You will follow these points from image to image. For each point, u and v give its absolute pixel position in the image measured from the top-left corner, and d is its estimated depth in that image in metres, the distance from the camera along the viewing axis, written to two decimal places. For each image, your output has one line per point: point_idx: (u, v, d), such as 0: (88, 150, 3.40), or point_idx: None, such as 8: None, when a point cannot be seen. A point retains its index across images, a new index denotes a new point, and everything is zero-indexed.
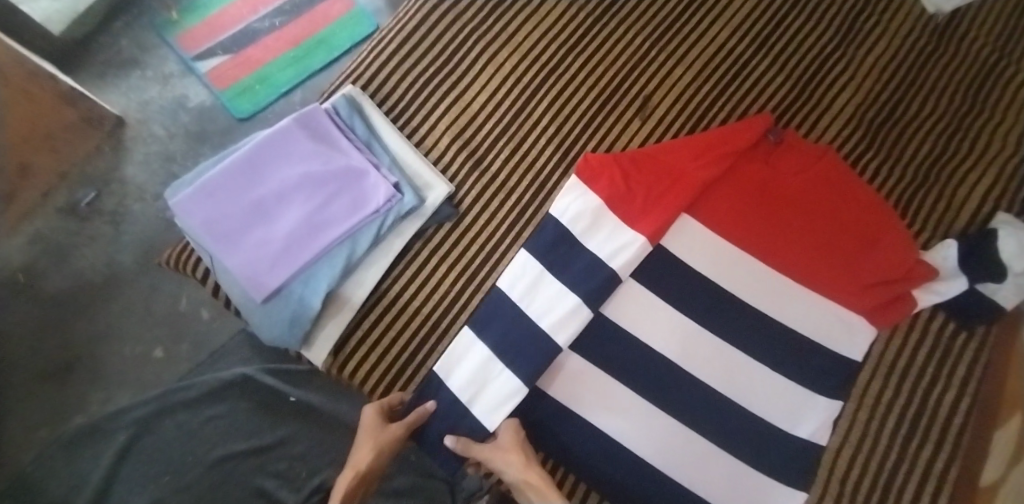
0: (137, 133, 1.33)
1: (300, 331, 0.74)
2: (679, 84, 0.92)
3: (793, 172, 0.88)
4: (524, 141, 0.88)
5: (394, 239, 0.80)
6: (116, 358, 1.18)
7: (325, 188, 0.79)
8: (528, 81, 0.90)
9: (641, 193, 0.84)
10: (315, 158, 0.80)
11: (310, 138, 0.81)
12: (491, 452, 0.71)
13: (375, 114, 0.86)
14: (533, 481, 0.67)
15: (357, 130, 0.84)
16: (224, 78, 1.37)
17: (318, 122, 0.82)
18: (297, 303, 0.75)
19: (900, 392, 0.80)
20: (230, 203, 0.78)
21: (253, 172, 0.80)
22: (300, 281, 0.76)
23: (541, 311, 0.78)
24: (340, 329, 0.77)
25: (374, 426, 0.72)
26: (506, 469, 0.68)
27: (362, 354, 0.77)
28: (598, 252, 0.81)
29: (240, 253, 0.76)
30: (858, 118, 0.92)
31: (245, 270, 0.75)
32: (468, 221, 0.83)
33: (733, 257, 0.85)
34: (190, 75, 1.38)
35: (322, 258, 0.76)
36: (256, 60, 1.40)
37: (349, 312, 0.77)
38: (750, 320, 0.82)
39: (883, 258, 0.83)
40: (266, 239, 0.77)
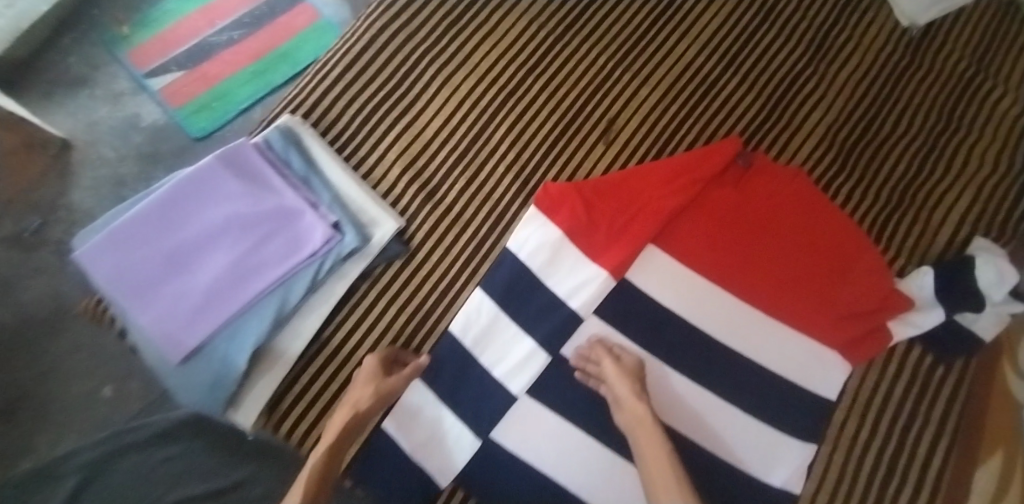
0: (85, 156, 1.14)
1: (224, 396, 0.65)
2: (644, 106, 0.87)
3: (765, 198, 0.83)
4: (481, 171, 0.82)
5: (333, 285, 0.71)
6: (63, 405, 0.98)
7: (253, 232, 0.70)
8: (485, 106, 0.85)
9: (604, 224, 0.79)
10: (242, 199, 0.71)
11: (237, 176, 0.72)
12: (615, 368, 0.69)
13: (314, 143, 0.77)
14: (640, 408, 0.66)
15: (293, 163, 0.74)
16: (178, 96, 1.18)
17: (246, 157, 0.73)
18: (220, 365, 0.66)
19: (876, 432, 0.77)
20: (145, 251, 0.69)
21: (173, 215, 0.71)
22: (224, 337, 0.67)
23: (496, 357, 0.74)
24: (274, 385, 0.70)
25: (373, 373, 0.68)
26: (619, 389, 0.68)
27: (302, 409, 0.70)
28: (558, 289, 0.77)
29: (155, 308, 0.67)
30: (831, 138, 0.88)
31: (159, 327, 0.66)
32: (421, 256, 0.77)
33: (703, 291, 0.80)
34: (140, 93, 1.19)
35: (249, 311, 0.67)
36: (209, 74, 1.20)
37: (283, 367, 0.70)
38: (721, 357, 0.78)
39: (856, 291, 0.80)
40: (184, 291, 0.68)
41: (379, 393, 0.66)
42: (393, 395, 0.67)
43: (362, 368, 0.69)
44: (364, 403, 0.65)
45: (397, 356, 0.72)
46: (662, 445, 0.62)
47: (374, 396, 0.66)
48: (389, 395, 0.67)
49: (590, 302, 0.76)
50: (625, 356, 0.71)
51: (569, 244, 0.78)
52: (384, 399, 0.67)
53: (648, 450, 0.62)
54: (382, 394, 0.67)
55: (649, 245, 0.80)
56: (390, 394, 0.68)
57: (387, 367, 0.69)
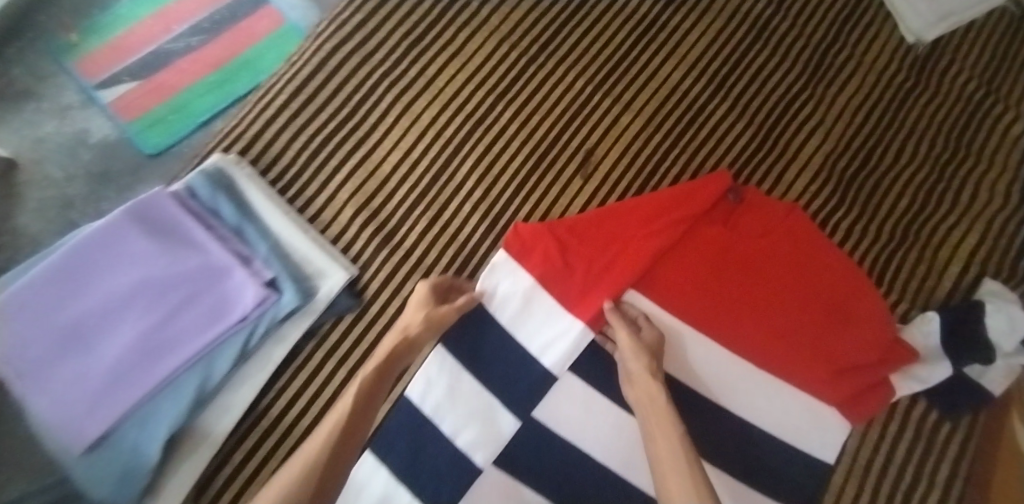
0: (27, 178, 0.88)
1: (137, 489, 0.55)
2: (627, 135, 0.79)
3: (758, 235, 0.75)
4: (444, 209, 0.73)
5: (270, 350, 0.63)
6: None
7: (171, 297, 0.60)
8: (450, 135, 0.75)
9: (581, 269, 0.71)
10: (159, 258, 0.61)
11: (153, 232, 0.62)
12: (628, 341, 0.65)
13: (252, 188, 0.68)
14: (652, 384, 0.63)
15: (224, 213, 0.66)
16: (127, 111, 0.91)
17: (163, 211, 0.64)
18: (128, 453, 0.56)
19: (876, 499, 0.71)
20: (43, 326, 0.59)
21: (75, 281, 0.60)
22: (135, 422, 0.56)
23: (459, 423, 0.67)
24: (197, 470, 0.59)
25: (423, 302, 0.66)
26: (633, 363, 0.65)
27: (236, 492, 0.61)
28: (529, 345, 0.69)
29: (53, 394, 0.57)
30: (829, 169, 0.80)
31: (59, 416, 0.56)
32: (373, 311, 0.68)
33: (688, 343, 0.72)
34: (89, 108, 0.91)
35: (166, 388, 0.57)
36: (164, 84, 0.93)
37: (209, 449, 0.60)
38: (707, 416, 0.71)
39: (856, 341, 0.72)
40: (88, 370, 0.57)
41: (427, 321, 0.63)
42: (445, 322, 0.64)
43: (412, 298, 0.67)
44: (413, 330, 0.63)
45: (453, 285, 0.69)
46: (674, 431, 0.59)
47: (424, 324, 0.64)
48: (440, 324, 0.64)
49: (564, 359, 0.68)
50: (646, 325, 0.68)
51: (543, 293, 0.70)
52: (436, 327, 0.64)
53: (659, 434, 0.59)
54: (434, 321, 0.65)
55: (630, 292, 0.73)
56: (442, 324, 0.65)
57: (440, 294, 0.67)
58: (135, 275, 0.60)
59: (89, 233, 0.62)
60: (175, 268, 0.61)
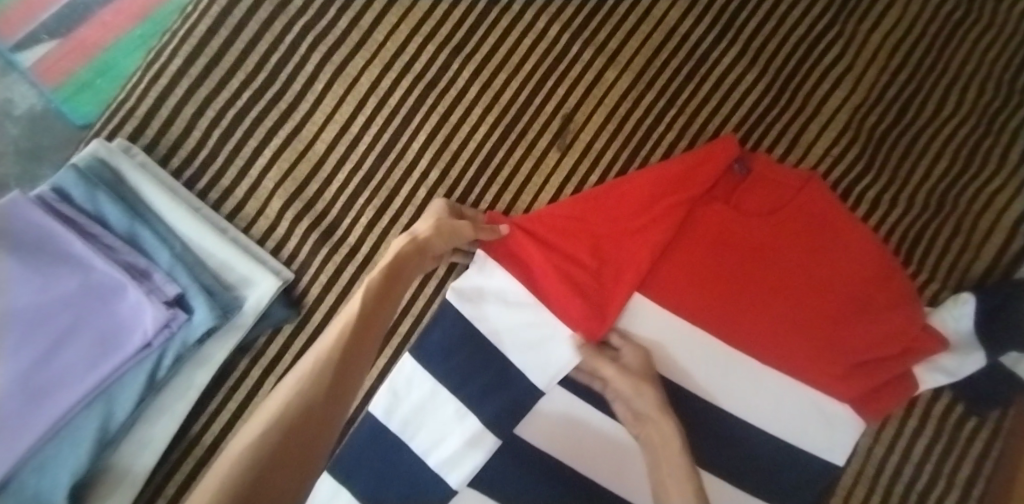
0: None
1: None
2: (613, 95, 0.66)
3: (765, 214, 0.65)
4: (395, 195, 0.62)
5: (190, 374, 0.53)
6: None
7: (46, 330, 0.46)
8: (397, 104, 0.63)
9: (573, 274, 0.61)
10: (27, 278, 0.46)
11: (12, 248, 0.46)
12: (619, 375, 0.58)
13: (144, 181, 0.54)
14: (663, 423, 0.56)
15: (109, 217, 0.51)
16: (50, 77, 0.69)
17: (22, 220, 0.47)
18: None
19: (889, 499, 0.65)
20: None
21: None
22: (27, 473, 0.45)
23: (430, 440, 0.60)
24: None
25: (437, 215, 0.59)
26: (636, 399, 0.57)
27: None
28: (510, 350, 0.61)
29: None
30: (853, 128, 0.68)
31: None
32: (317, 320, 0.60)
33: (685, 339, 0.64)
34: (9, 75, 0.69)
35: (60, 431, 0.46)
36: (84, 41, 0.70)
37: (130, 490, 0.50)
38: (707, 421, 0.64)
39: (877, 331, 0.63)
40: None
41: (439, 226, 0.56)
42: (462, 233, 0.57)
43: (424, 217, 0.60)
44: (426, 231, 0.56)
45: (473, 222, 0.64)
46: (690, 481, 0.53)
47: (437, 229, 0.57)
48: (454, 231, 0.57)
49: (552, 373, 0.60)
50: (624, 348, 0.61)
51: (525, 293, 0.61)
52: (450, 233, 0.57)
53: (673, 487, 0.53)
54: (446, 230, 0.57)
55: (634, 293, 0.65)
56: (457, 235, 0.58)
57: (456, 216, 0.61)
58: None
59: None
60: (48, 293, 0.46)
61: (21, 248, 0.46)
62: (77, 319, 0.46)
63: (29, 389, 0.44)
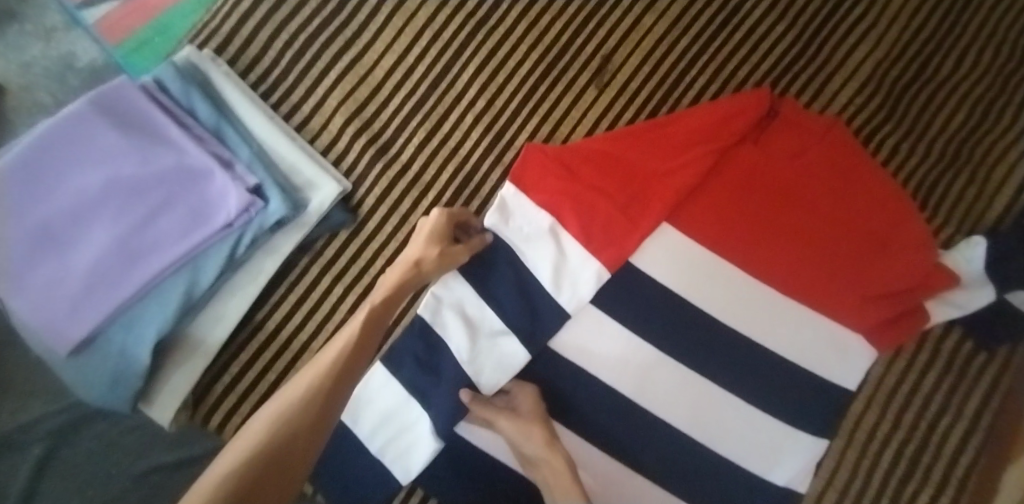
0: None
1: (129, 394, 0.52)
2: (649, 39, 0.71)
3: (788, 157, 0.68)
4: (445, 121, 0.69)
5: (261, 260, 0.59)
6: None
7: (147, 198, 0.52)
8: (450, 39, 0.69)
9: (601, 203, 0.67)
10: (127, 153, 0.52)
11: (120, 124, 0.53)
12: (508, 422, 0.62)
13: (230, 89, 0.62)
14: (555, 463, 0.59)
15: (199, 111, 0.57)
16: (112, 35, 0.75)
17: (130, 103, 0.54)
18: (119, 356, 0.52)
19: (899, 425, 0.68)
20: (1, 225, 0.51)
21: (33, 180, 0.51)
22: (121, 324, 0.52)
23: (462, 341, 0.66)
24: (190, 380, 0.58)
25: (438, 236, 0.61)
26: (525, 443, 0.61)
27: (232, 404, 0.61)
28: (542, 277, 0.67)
29: (27, 291, 0.50)
30: (876, 79, 0.72)
31: (34, 316, 0.50)
32: (371, 228, 0.65)
33: (708, 267, 0.68)
34: (73, 31, 0.75)
35: (150, 293, 0.52)
36: (144, 4, 0.76)
37: (203, 357, 0.59)
38: (726, 345, 0.67)
39: (892, 267, 0.66)
40: (59, 273, 0.51)
41: (445, 258, 0.59)
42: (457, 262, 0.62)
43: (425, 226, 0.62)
44: (429, 264, 0.59)
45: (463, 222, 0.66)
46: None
47: (440, 258, 0.60)
48: (452, 260, 0.61)
49: (580, 297, 0.66)
50: (516, 392, 0.65)
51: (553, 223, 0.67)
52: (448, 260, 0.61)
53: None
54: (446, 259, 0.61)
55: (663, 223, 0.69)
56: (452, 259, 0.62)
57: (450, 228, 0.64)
58: (102, 174, 0.52)
59: (41, 127, 0.52)
60: (149, 166, 0.52)
61: (125, 128, 0.53)
62: (172, 194, 0.52)
63: (128, 249, 0.51)
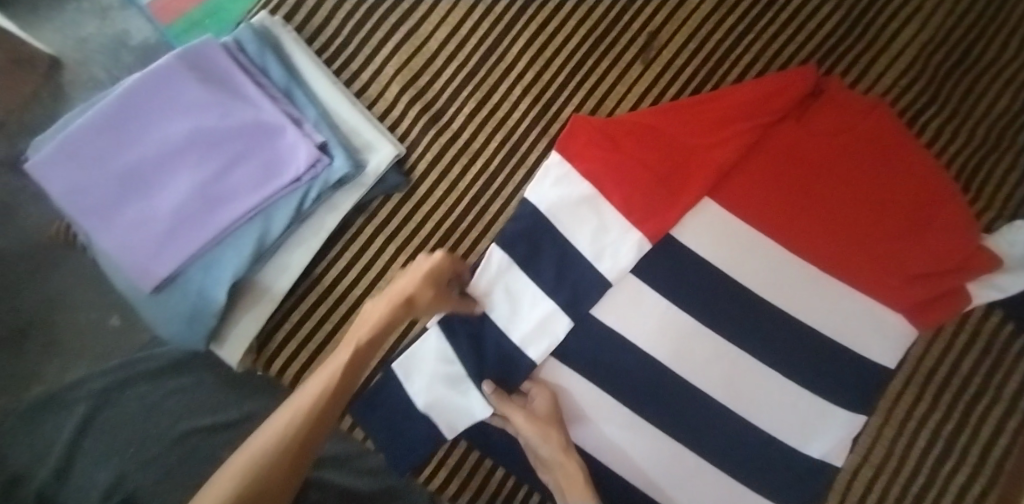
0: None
1: (202, 330, 0.58)
2: (696, 17, 0.72)
3: (833, 135, 0.69)
4: (495, 92, 0.71)
5: (322, 217, 0.64)
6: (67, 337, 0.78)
7: (227, 148, 0.57)
8: (501, 13, 0.71)
9: (644, 176, 0.68)
10: (210, 107, 0.57)
11: (204, 79, 0.58)
12: (526, 422, 0.64)
13: (296, 51, 0.65)
14: (568, 465, 0.62)
15: (271, 72, 0.62)
16: (165, 16, 0.79)
17: (213, 60, 0.58)
18: (196, 296, 0.58)
19: (937, 405, 0.68)
20: (96, 167, 0.56)
21: (125, 126, 0.57)
22: (200, 266, 0.58)
23: (511, 320, 0.68)
24: (258, 323, 0.64)
25: (435, 277, 0.58)
26: (542, 444, 0.63)
27: (292, 349, 0.67)
28: (583, 248, 0.68)
29: (119, 229, 0.56)
30: (920, 63, 0.73)
31: (126, 252, 0.56)
32: (422, 192, 0.69)
33: (750, 243, 0.69)
34: (128, 10, 0.80)
35: (226, 238, 0.57)
36: None
37: (270, 304, 0.64)
38: (764, 320, 0.68)
39: (933, 248, 0.67)
40: (148, 213, 0.57)
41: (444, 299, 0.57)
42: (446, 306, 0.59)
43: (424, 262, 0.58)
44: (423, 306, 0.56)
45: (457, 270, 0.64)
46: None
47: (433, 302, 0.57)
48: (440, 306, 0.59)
49: (621, 266, 0.67)
50: (534, 392, 0.67)
51: (597, 195, 0.68)
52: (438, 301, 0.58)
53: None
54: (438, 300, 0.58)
55: (705, 198, 0.69)
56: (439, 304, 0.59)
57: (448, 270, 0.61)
58: (187, 124, 0.57)
59: (133, 79, 0.57)
60: (229, 119, 0.57)
61: (208, 83, 0.57)
62: (248, 146, 0.57)
63: (209, 196, 0.57)
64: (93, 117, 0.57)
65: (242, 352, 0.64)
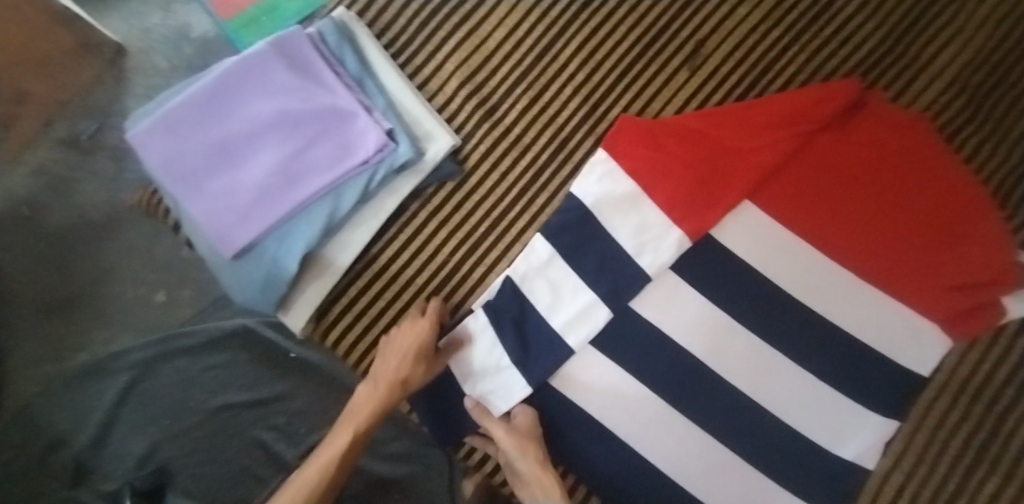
0: (138, 64, 0.96)
1: (273, 296, 0.65)
2: (743, 27, 0.75)
3: (876, 146, 0.70)
4: (547, 91, 0.74)
5: (382, 200, 0.69)
6: (138, 307, 0.96)
7: (306, 130, 0.63)
8: (556, 17, 0.74)
9: (688, 177, 0.70)
10: (293, 91, 0.63)
11: (289, 66, 0.64)
12: (506, 435, 0.68)
13: (369, 44, 0.71)
14: (544, 480, 0.67)
15: (347, 62, 0.68)
16: (225, 12, 0.88)
17: (297, 47, 0.65)
18: (270, 265, 0.64)
19: (968, 415, 0.69)
20: (192, 140, 0.64)
21: (219, 106, 0.64)
22: (275, 237, 0.64)
23: (553, 306, 0.71)
24: (320, 294, 0.70)
25: (422, 349, 0.68)
26: (520, 458, 0.67)
27: (348, 321, 0.73)
28: (625, 244, 0.70)
29: (208, 198, 0.64)
30: (962, 81, 0.75)
31: (212, 220, 0.63)
32: (474, 182, 0.73)
33: (787, 247, 0.71)
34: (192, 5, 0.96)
35: (300, 213, 0.64)
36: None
37: (330, 278, 0.70)
38: (799, 322, 0.70)
39: (974, 260, 0.67)
40: (234, 185, 0.64)
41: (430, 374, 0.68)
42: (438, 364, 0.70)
43: (410, 338, 0.68)
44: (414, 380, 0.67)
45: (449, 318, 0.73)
46: None
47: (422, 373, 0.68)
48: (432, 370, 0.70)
49: (662, 262, 0.70)
50: (517, 412, 0.71)
51: (641, 193, 0.71)
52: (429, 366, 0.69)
53: None
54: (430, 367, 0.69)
55: (745, 201, 0.72)
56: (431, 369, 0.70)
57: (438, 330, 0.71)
58: (272, 105, 0.63)
59: (228, 63, 0.64)
60: (309, 103, 0.63)
61: (292, 68, 0.63)
62: (325, 129, 0.63)
63: (288, 173, 0.63)
64: (191, 96, 0.64)
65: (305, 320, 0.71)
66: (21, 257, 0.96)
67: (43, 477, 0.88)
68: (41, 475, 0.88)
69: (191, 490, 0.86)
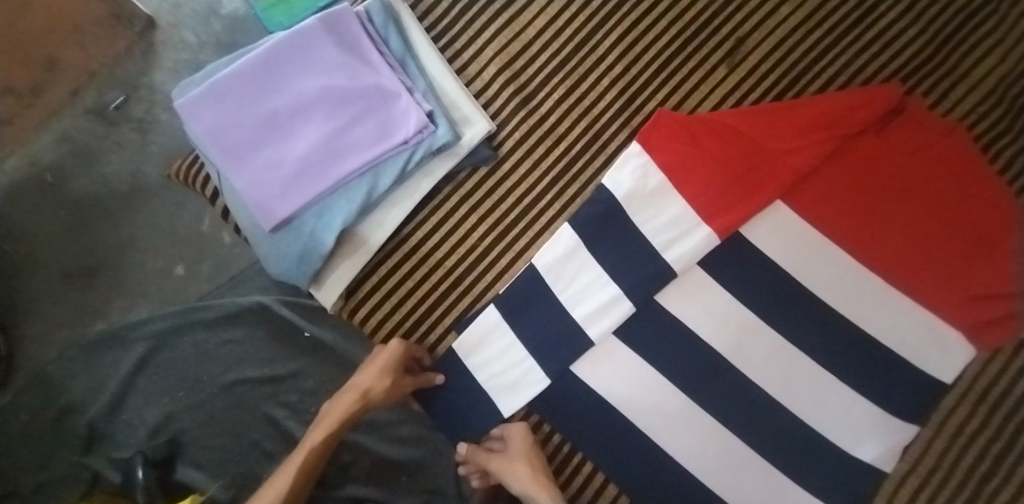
0: (167, 38, 0.96)
1: (308, 269, 0.68)
2: (784, 27, 0.75)
3: (909, 153, 0.70)
4: (584, 82, 0.74)
5: (418, 181, 0.72)
6: (157, 280, 0.96)
7: (350, 107, 0.67)
8: (596, 8, 0.74)
9: (719, 174, 0.71)
10: (341, 69, 0.67)
11: (338, 43, 0.68)
12: (496, 465, 0.69)
13: (414, 28, 0.74)
14: (540, 499, 0.66)
15: (391, 43, 0.71)
16: None
17: (346, 26, 0.69)
18: (306, 239, 0.68)
19: (988, 422, 0.69)
20: (242, 112, 0.68)
21: (268, 80, 0.68)
22: (314, 212, 0.68)
23: (575, 299, 0.71)
24: (352, 272, 0.73)
25: (391, 368, 0.69)
26: (514, 485, 0.67)
27: (376, 301, 0.74)
28: (653, 239, 0.71)
29: (252, 170, 0.67)
30: (1002, 90, 0.74)
31: (256, 191, 0.67)
32: (506, 169, 0.73)
33: (816, 249, 0.71)
34: None
35: (340, 189, 0.67)
36: None
37: (365, 254, 0.73)
38: (823, 325, 0.70)
39: (998, 271, 0.67)
40: (278, 158, 0.68)
41: (391, 396, 0.68)
42: (403, 391, 0.70)
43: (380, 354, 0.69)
44: (376, 394, 0.68)
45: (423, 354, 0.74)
46: None
47: (388, 389, 0.68)
48: (399, 391, 0.69)
49: (689, 257, 0.70)
50: (508, 435, 0.72)
51: (670, 188, 0.71)
52: (393, 391, 0.69)
53: None
54: (393, 390, 0.69)
55: (777, 202, 0.72)
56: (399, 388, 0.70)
57: (407, 358, 0.71)
58: (319, 81, 0.67)
59: (279, 38, 0.68)
60: (356, 81, 0.67)
61: (341, 46, 0.68)
62: (368, 108, 0.67)
63: (331, 148, 0.67)
64: (242, 69, 0.68)
65: (335, 298, 0.74)
66: (42, 223, 0.97)
67: (58, 441, 0.89)
68: (55, 439, 0.89)
69: (202, 460, 0.87)
